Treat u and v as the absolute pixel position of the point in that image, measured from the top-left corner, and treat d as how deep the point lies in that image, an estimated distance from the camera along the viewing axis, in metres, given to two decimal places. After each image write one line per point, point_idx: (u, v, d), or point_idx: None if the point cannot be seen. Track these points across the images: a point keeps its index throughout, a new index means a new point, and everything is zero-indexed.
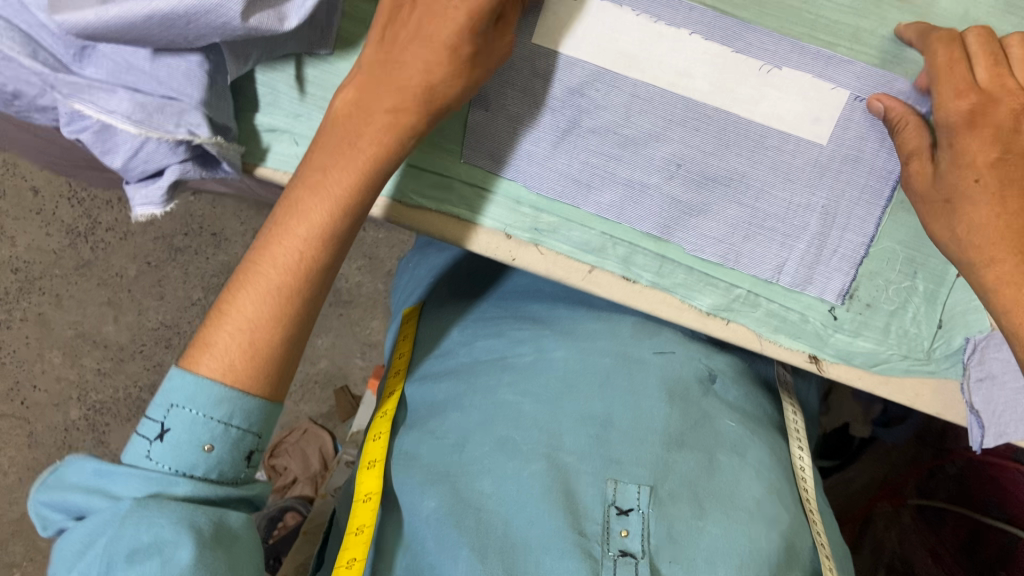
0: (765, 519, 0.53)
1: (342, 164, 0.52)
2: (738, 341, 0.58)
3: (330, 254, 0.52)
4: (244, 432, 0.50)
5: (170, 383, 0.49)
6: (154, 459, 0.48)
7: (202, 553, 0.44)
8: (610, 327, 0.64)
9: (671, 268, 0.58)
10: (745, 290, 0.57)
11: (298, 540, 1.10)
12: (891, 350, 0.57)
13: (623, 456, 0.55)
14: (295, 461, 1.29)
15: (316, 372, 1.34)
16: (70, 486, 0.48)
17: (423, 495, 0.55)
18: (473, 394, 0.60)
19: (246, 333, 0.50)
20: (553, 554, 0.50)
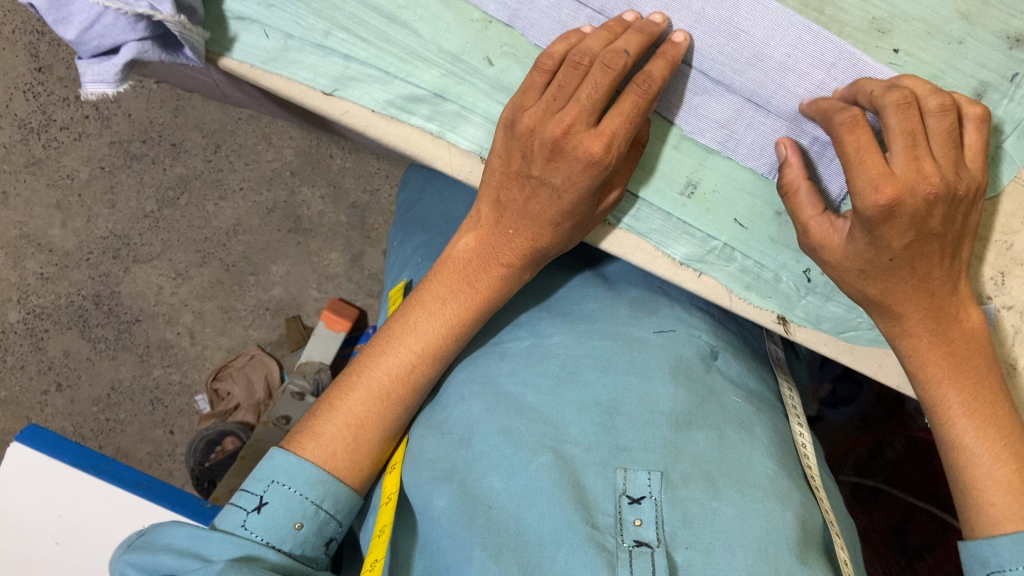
0: (781, 498, 0.54)
1: (458, 304, 0.57)
2: (710, 294, 0.56)
3: (427, 379, 0.58)
4: (330, 517, 0.55)
5: (274, 462, 0.54)
6: (248, 528, 0.52)
7: None
8: (606, 305, 0.64)
9: (649, 213, 0.55)
10: (721, 243, 0.55)
11: (235, 465, 1.14)
12: (860, 317, 0.56)
13: (629, 445, 0.55)
14: (239, 387, 1.33)
15: (268, 300, 1.38)
16: (163, 549, 0.51)
17: (432, 493, 0.54)
18: (478, 379, 0.60)
19: (352, 432, 0.56)
20: (566, 547, 0.50)
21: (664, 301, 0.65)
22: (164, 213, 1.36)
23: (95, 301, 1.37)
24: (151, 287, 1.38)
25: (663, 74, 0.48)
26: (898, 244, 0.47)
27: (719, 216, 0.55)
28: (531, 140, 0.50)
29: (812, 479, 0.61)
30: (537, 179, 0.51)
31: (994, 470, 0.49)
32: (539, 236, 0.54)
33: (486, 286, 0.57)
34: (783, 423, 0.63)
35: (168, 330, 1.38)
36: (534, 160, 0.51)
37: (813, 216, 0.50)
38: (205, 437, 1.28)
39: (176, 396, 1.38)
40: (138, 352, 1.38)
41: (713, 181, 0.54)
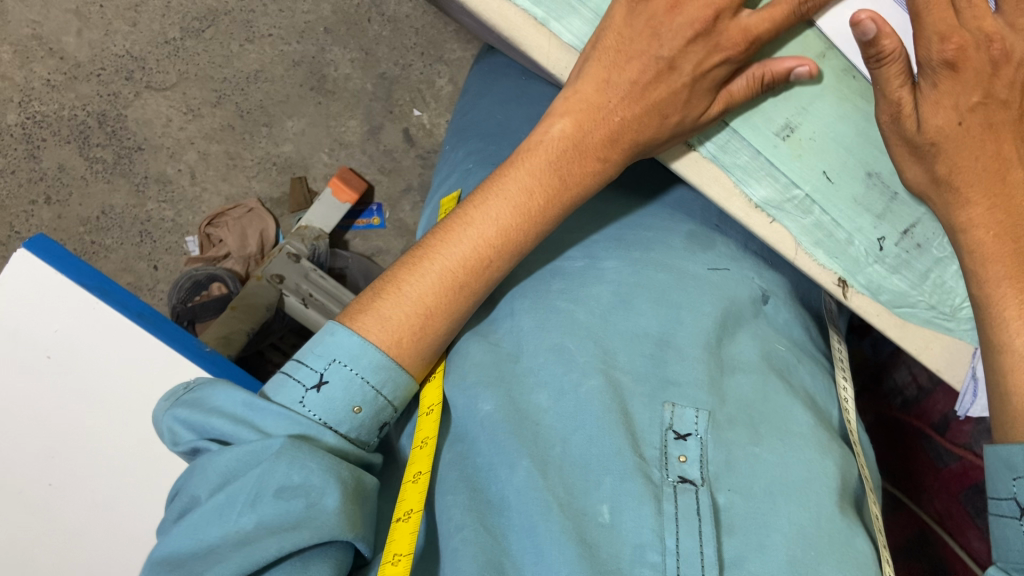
0: (821, 448, 0.54)
1: (545, 189, 0.54)
2: (775, 241, 0.55)
3: (523, 241, 0.55)
4: (386, 404, 0.54)
5: (336, 339, 0.52)
6: (307, 405, 0.51)
7: (344, 504, 0.48)
8: (661, 236, 0.64)
9: (737, 146, 0.53)
10: (804, 193, 0.54)
11: (226, 314, 1.18)
12: (921, 296, 0.55)
13: (681, 380, 0.55)
14: (233, 237, 1.35)
15: (278, 155, 1.41)
16: (215, 411, 0.51)
17: (477, 396, 0.54)
18: (526, 290, 0.60)
19: (420, 317, 0.53)
20: (612, 475, 0.50)
21: (720, 238, 0.65)
22: (186, 43, 1.39)
23: (100, 120, 1.39)
24: (160, 117, 1.40)
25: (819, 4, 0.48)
26: (932, 135, 0.49)
27: (809, 165, 0.53)
28: (670, 73, 0.52)
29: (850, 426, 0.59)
30: (676, 75, 0.52)
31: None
32: (646, 136, 0.53)
33: (577, 162, 0.54)
34: (824, 374, 0.62)
35: (170, 166, 1.40)
36: (669, 126, 0.52)
37: (897, 87, 0.49)
38: (193, 279, 1.30)
39: (166, 234, 1.39)
40: (135, 181, 1.39)
41: (812, 127, 0.53)
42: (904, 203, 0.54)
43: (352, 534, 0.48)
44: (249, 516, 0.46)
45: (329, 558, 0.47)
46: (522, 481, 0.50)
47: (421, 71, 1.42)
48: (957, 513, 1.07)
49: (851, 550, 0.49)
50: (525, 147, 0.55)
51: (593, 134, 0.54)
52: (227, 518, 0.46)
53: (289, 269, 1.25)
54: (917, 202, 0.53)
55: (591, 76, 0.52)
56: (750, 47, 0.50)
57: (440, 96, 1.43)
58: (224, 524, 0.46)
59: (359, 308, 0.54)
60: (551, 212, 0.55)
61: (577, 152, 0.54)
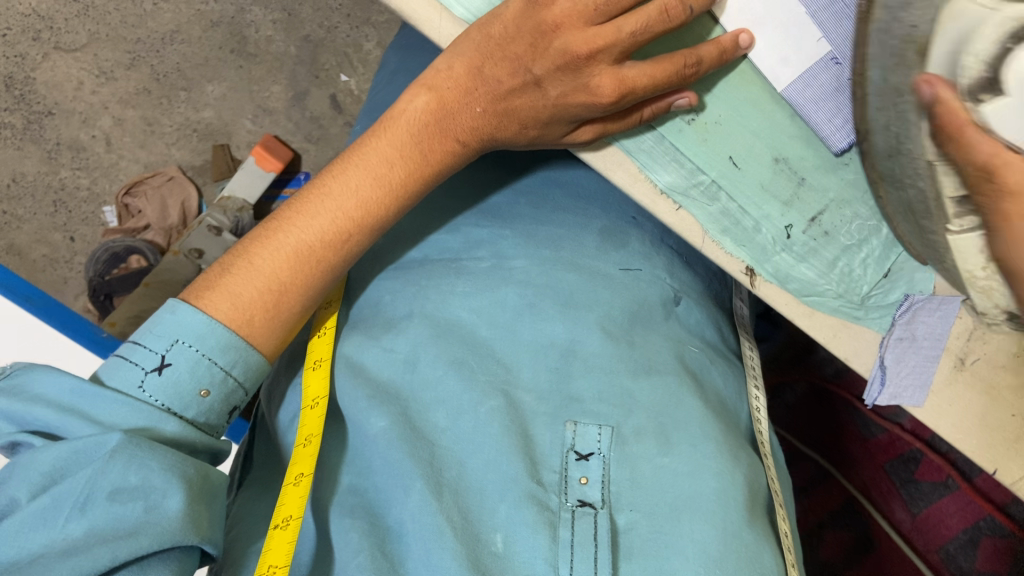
0: (731, 457, 0.52)
1: (405, 164, 0.56)
2: (682, 229, 0.53)
3: (380, 216, 0.56)
4: (237, 385, 0.55)
5: (182, 319, 0.52)
6: (146, 390, 0.51)
7: (187, 504, 0.48)
8: (574, 232, 0.63)
9: (640, 129, 0.51)
10: (710, 178, 0.51)
11: (140, 291, 1.15)
12: (829, 285, 0.53)
13: (582, 396, 0.54)
14: (153, 208, 1.30)
15: (198, 121, 1.36)
16: (42, 401, 0.48)
17: (368, 412, 0.52)
18: (426, 293, 0.58)
19: (272, 293, 0.54)
20: (507, 501, 0.49)
21: (634, 233, 0.65)
22: (96, 2, 1.32)
23: (7, 82, 1.32)
24: (70, 80, 1.32)
25: (709, 56, 0.47)
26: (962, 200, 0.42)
27: (714, 150, 0.51)
28: (535, 88, 0.51)
29: (760, 435, 0.59)
30: (540, 92, 0.51)
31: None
32: (501, 130, 0.55)
33: (438, 142, 0.55)
34: (736, 377, 0.62)
35: (83, 133, 1.34)
36: (529, 121, 0.53)
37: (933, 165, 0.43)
38: (111, 251, 1.26)
39: (82, 203, 1.35)
40: (46, 147, 1.33)
41: (718, 111, 0.50)
42: (812, 189, 0.51)
43: (195, 535, 0.48)
44: (80, 523, 0.45)
45: (172, 561, 0.47)
46: (417, 505, 0.47)
47: (347, 34, 1.35)
48: (882, 483, 1.12)
49: (757, 562, 0.48)
50: (385, 119, 0.56)
51: (455, 121, 0.54)
52: (54, 523, 0.45)
53: (209, 243, 1.23)
54: (825, 188, 0.51)
55: (466, 55, 0.51)
56: (622, 99, 0.48)
57: (367, 60, 1.36)
58: (49, 531, 0.44)
59: (211, 280, 0.54)
60: (409, 188, 0.56)
61: (438, 130, 0.55)
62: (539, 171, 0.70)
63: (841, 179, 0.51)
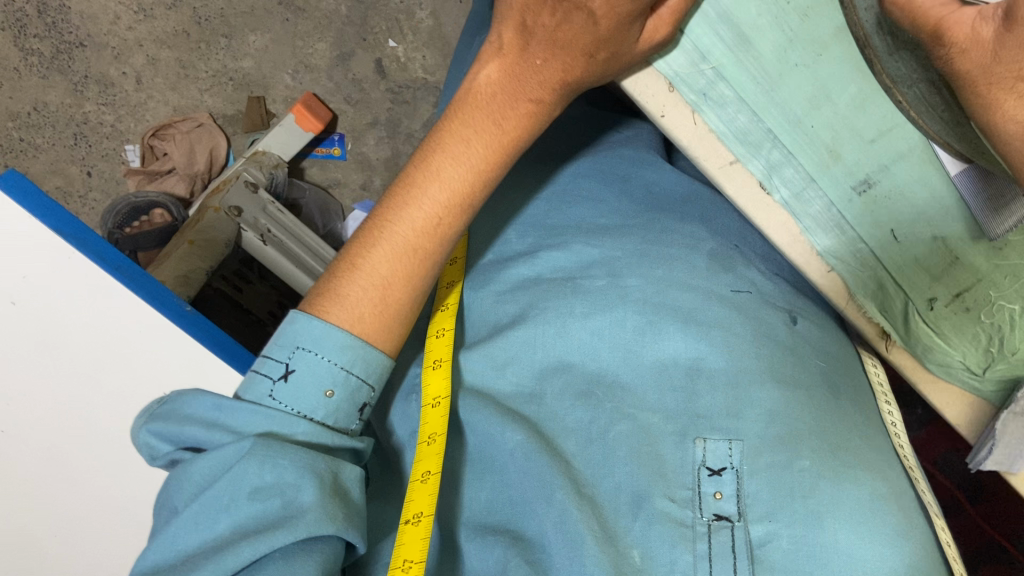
0: (877, 473, 0.55)
1: (484, 137, 0.53)
2: (831, 291, 0.55)
3: (474, 194, 0.54)
4: (361, 383, 0.51)
5: (296, 326, 0.50)
6: (277, 399, 0.49)
7: (325, 498, 0.46)
8: (683, 253, 0.65)
9: (812, 195, 0.52)
10: (868, 248, 0.53)
11: (184, 247, 1.11)
12: (964, 359, 0.55)
13: (708, 413, 0.57)
14: (180, 151, 1.33)
15: (235, 70, 1.40)
16: (185, 418, 0.47)
17: (504, 427, 0.57)
18: (548, 317, 0.61)
19: (379, 288, 0.51)
20: (641, 519, 0.53)
21: (739, 258, 0.66)
22: None
23: (39, 9, 1.34)
24: (108, 14, 1.36)
25: None
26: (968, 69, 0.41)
27: (880, 222, 0.52)
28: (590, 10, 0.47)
29: (907, 458, 0.61)
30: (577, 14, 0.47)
31: (966, 9, 0.41)
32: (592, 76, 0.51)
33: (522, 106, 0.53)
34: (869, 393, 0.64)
35: (113, 68, 1.37)
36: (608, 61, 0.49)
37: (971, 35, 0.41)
38: (133, 204, 1.26)
39: (104, 139, 1.38)
40: (74, 79, 1.36)
41: (891, 186, 0.50)
42: (964, 266, 0.53)
43: (332, 527, 0.45)
44: (225, 522, 0.44)
45: (315, 551, 0.45)
46: (558, 513, 0.53)
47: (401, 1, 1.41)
48: None
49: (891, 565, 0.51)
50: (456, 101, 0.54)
51: (535, 90, 0.52)
52: (204, 524, 0.44)
53: (247, 199, 1.21)
54: (977, 267, 0.53)
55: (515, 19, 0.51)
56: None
57: (418, 29, 1.42)
58: (200, 531, 0.44)
59: (318, 293, 0.52)
60: (495, 160, 0.53)
61: (506, 100, 0.53)
62: (621, 186, 0.72)
63: (995, 259, 0.52)
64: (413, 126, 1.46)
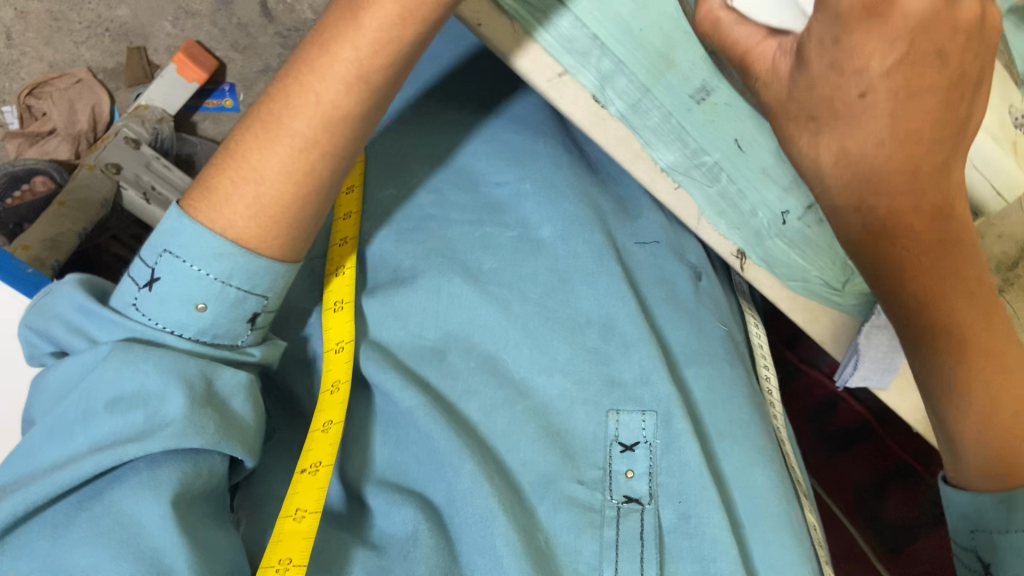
0: (771, 449, 0.55)
1: (376, 10, 0.46)
2: (679, 209, 0.52)
3: (366, 82, 0.48)
4: (244, 295, 0.50)
5: (169, 228, 0.48)
6: (141, 310, 0.49)
7: (191, 408, 0.46)
8: (570, 172, 0.61)
9: (649, 106, 0.48)
10: (713, 159, 0.50)
11: (53, 210, 1.07)
12: (818, 272, 0.53)
13: (626, 381, 0.55)
14: (60, 112, 1.28)
15: (111, 20, 1.31)
16: (55, 316, 0.49)
17: (401, 387, 0.53)
18: (455, 265, 0.58)
19: (255, 189, 0.48)
20: (549, 502, 0.52)
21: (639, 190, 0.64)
22: None
23: None
24: None
25: None
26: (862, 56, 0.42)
27: (720, 132, 0.49)
28: None
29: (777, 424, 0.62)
30: None
31: None
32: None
33: None
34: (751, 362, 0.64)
35: None
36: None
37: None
38: (10, 175, 1.18)
39: None
40: None
41: (728, 94, 0.47)
42: None
43: (200, 438, 0.45)
44: (83, 436, 0.45)
45: (184, 461, 0.45)
46: (466, 486, 0.50)
47: None
48: None
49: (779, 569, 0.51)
50: None
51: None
52: (63, 441, 0.45)
53: (126, 156, 1.14)
54: None
55: None
56: None
57: None
58: (58, 449, 0.45)
59: (199, 188, 0.50)
60: (389, 40, 0.47)
61: None
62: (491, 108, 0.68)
63: None
64: None
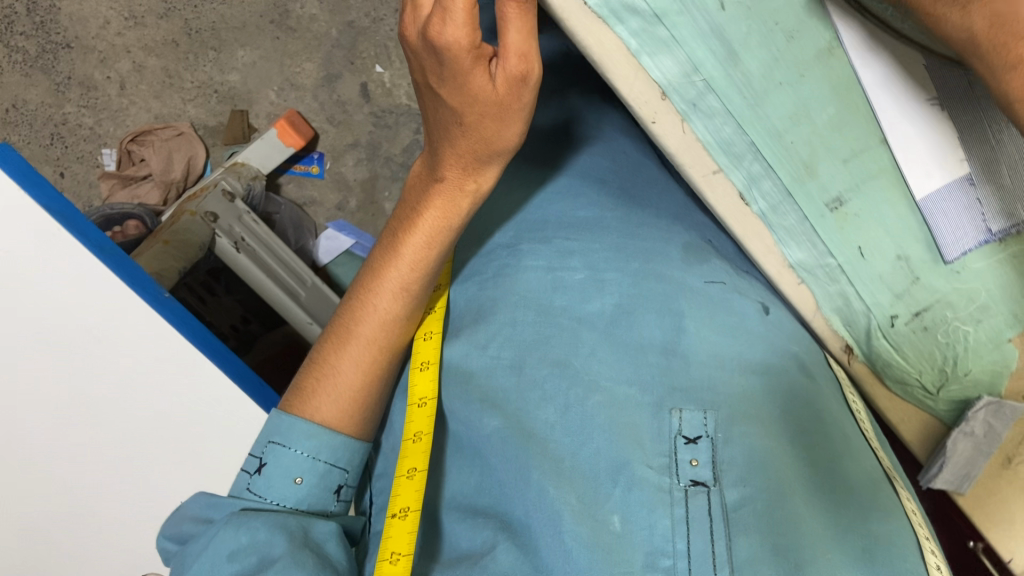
0: (837, 460, 0.58)
1: (407, 262, 0.63)
2: (798, 299, 0.61)
3: (416, 287, 0.64)
4: (330, 465, 0.62)
5: (273, 426, 0.62)
6: (255, 490, 0.60)
7: (293, 549, 0.53)
8: (660, 246, 0.67)
9: (788, 208, 0.56)
10: (836, 262, 0.57)
11: (158, 247, 1.10)
12: (916, 374, 0.59)
13: (684, 386, 0.59)
14: (158, 159, 1.35)
15: (221, 83, 1.41)
16: (185, 517, 0.59)
17: (483, 416, 0.61)
18: (529, 300, 0.64)
19: (350, 389, 0.63)
20: (620, 486, 0.55)
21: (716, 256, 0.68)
22: None
23: (29, 8, 1.39)
24: (97, 18, 1.40)
25: None
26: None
27: (847, 239, 0.55)
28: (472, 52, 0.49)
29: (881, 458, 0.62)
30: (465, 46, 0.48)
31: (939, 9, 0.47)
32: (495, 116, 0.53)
33: (436, 212, 0.61)
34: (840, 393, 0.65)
35: (98, 71, 1.40)
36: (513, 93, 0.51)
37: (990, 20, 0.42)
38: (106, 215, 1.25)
39: (80, 141, 1.39)
40: (56, 79, 1.39)
41: (860, 205, 0.54)
42: (923, 288, 0.56)
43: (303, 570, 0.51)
44: None
45: None
46: (538, 491, 0.55)
47: (392, 28, 1.42)
48: None
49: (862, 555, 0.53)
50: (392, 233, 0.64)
51: (438, 197, 0.61)
52: None
53: (223, 208, 1.19)
54: (935, 289, 0.56)
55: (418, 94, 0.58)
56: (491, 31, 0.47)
57: (405, 57, 1.41)
58: None
59: (293, 392, 0.64)
60: (430, 259, 0.63)
61: (418, 247, 0.63)
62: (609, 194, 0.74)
63: (949, 282, 0.55)
64: (392, 150, 1.44)
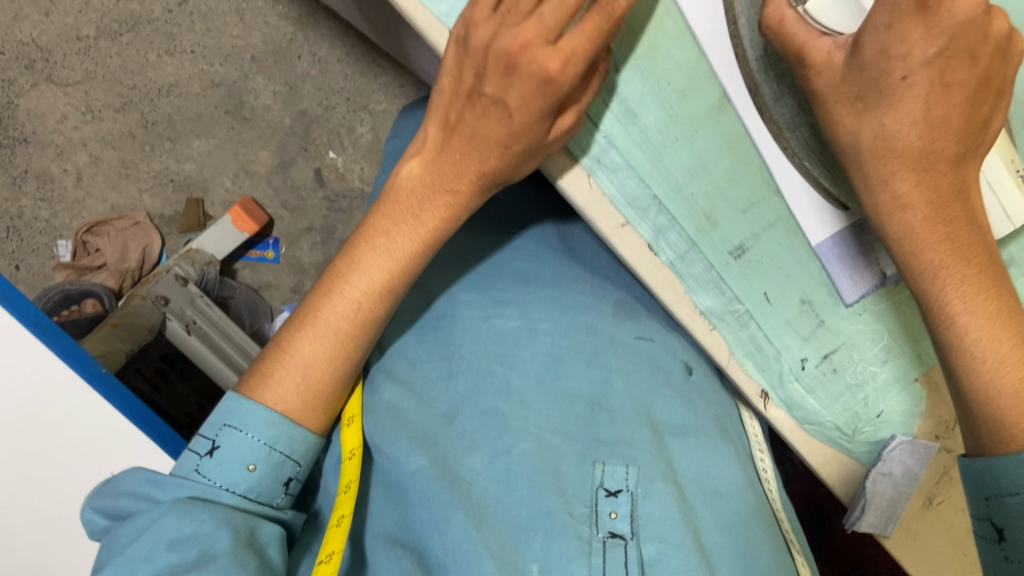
0: (747, 513, 0.61)
1: (393, 248, 0.58)
2: (714, 350, 0.59)
3: (399, 276, 0.59)
4: (284, 458, 0.58)
5: (231, 407, 0.58)
6: (200, 471, 0.57)
7: (236, 549, 0.51)
8: (592, 301, 0.68)
9: (694, 257, 0.57)
10: (745, 308, 0.58)
11: (104, 329, 1.10)
12: (830, 418, 0.61)
13: (609, 441, 0.61)
14: (113, 248, 1.35)
15: (177, 172, 1.42)
16: (121, 492, 0.56)
17: (409, 452, 0.59)
18: (457, 357, 0.64)
19: (305, 373, 0.58)
20: (542, 535, 0.56)
21: (643, 311, 0.70)
22: (100, 44, 1.38)
23: None
24: (52, 112, 1.39)
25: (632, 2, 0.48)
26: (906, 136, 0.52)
27: (753, 285, 0.58)
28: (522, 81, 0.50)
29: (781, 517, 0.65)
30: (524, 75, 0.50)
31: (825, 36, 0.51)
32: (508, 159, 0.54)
33: (436, 216, 0.58)
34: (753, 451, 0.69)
35: (55, 164, 1.40)
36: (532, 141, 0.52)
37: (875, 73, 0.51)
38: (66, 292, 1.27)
39: (36, 233, 1.41)
40: (13, 173, 1.40)
41: (760, 252, 0.57)
42: (829, 331, 0.59)
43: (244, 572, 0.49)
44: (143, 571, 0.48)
45: None
46: (458, 533, 0.55)
47: (344, 116, 1.43)
48: None
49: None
50: (381, 202, 0.60)
51: (440, 196, 0.58)
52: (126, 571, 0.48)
53: (174, 292, 1.20)
54: (840, 330, 0.60)
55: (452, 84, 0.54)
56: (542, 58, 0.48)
57: (359, 142, 1.44)
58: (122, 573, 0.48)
59: (257, 375, 0.59)
60: (416, 250, 0.59)
61: (410, 222, 0.58)
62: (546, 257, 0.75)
63: (854, 325, 0.59)
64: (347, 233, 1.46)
